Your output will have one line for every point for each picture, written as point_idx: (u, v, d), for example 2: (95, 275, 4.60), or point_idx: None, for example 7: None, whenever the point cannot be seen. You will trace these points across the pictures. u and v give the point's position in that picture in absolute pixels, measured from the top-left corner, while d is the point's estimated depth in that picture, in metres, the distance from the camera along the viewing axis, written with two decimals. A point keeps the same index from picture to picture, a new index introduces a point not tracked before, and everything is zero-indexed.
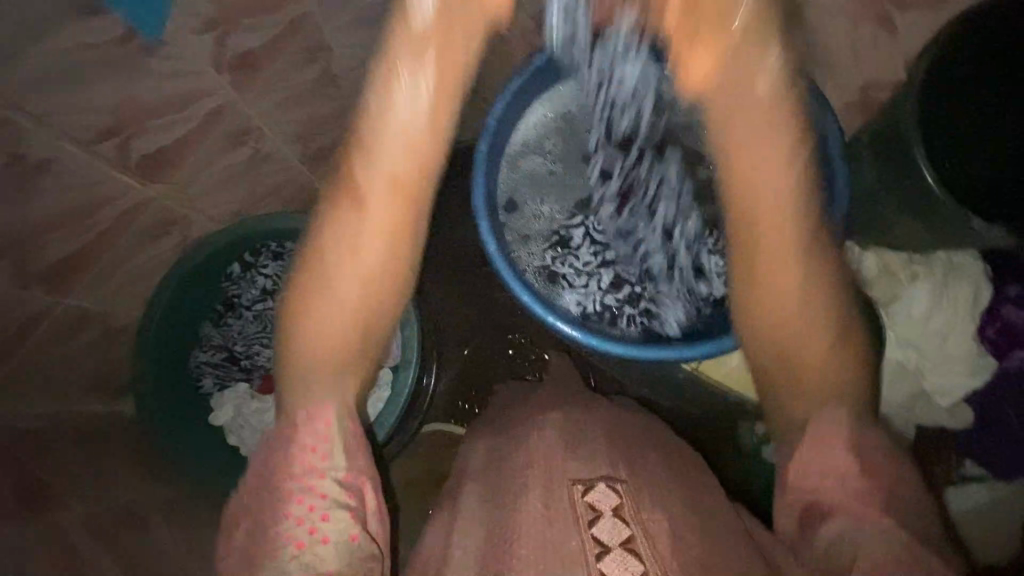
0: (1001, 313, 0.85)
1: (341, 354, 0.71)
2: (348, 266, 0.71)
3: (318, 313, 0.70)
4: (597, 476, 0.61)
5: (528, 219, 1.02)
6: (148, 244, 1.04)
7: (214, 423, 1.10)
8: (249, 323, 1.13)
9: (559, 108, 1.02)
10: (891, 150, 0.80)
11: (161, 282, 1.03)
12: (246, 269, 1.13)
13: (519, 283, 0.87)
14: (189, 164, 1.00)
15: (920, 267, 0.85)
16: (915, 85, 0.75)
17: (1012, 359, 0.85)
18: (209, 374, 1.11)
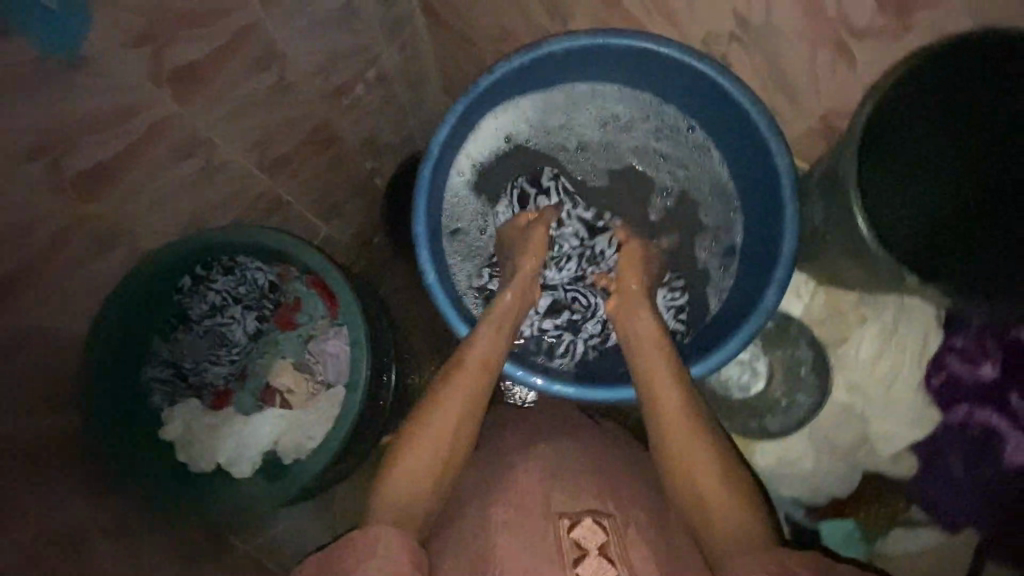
0: (946, 363, 0.91)
1: (418, 503, 0.70)
2: (446, 405, 0.76)
3: (411, 455, 0.73)
4: (585, 509, 0.67)
5: (470, 237, 1.01)
6: (91, 260, 1.00)
7: (165, 436, 1.09)
8: (197, 338, 1.12)
9: (512, 123, 1.00)
10: (831, 193, 0.76)
11: (104, 304, 0.99)
12: (197, 282, 1.11)
13: (456, 317, 0.88)
14: (131, 177, 0.96)
15: (870, 309, 0.93)
16: (857, 132, 0.70)
17: (954, 412, 0.92)
18: (159, 390, 1.10)
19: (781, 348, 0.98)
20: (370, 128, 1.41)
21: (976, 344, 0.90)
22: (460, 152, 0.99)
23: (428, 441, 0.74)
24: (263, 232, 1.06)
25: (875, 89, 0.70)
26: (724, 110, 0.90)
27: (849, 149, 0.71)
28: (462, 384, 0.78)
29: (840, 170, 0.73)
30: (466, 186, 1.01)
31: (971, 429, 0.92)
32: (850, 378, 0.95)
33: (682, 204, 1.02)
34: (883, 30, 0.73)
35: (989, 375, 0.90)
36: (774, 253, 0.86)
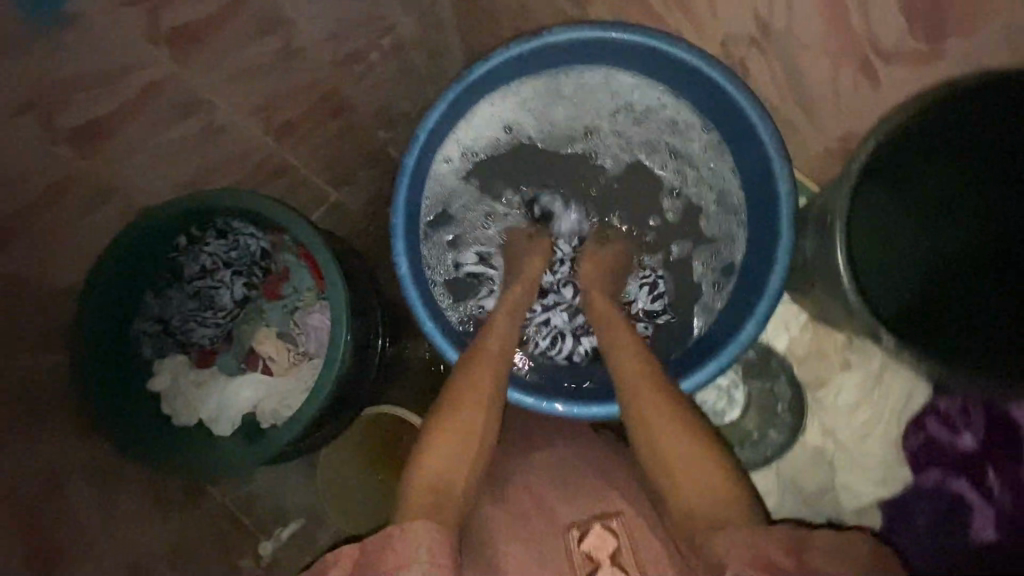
0: (927, 425, 0.92)
1: (450, 488, 0.71)
2: (463, 401, 0.78)
3: (432, 450, 0.74)
4: (595, 515, 0.74)
5: (456, 224, 1.01)
6: (87, 213, 1.03)
7: (151, 388, 1.12)
8: (186, 299, 1.15)
9: (513, 109, 0.98)
10: (822, 226, 0.72)
11: (101, 260, 1.02)
12: (191, 243, 1.14)
13: (426, 309, 0.88)
14: (126, 136, 0.99)
15: (854, 355, 0.93)
16: (855, 164, 0.66)
17: (928, 478, 0.92)
18: (148, 343, 1.14)
19: (760, 380, 0.99)
20: (386, 97, 1.34)
21: (959, 411, 0.91)
22: (451, 136, 0.97)
23: (451, 429, 0.76)
24: (251, 200, 1.05)
25: (875, 132, 0.65)
26: (731, 118, 0.85)
27: (842, 194, 0.67)
28: (476, 382, 0.80)
29: (829, 212, 0.69)
30: (456, 172, 0.99)
31: (944, 496, 0.91)
32: (825, 423, 0.96)
33: (686, 210, 0.98)
34: (911, 52, 0.65)
35: (968, 445, 0.90)
36: (763, 282, 0.82)
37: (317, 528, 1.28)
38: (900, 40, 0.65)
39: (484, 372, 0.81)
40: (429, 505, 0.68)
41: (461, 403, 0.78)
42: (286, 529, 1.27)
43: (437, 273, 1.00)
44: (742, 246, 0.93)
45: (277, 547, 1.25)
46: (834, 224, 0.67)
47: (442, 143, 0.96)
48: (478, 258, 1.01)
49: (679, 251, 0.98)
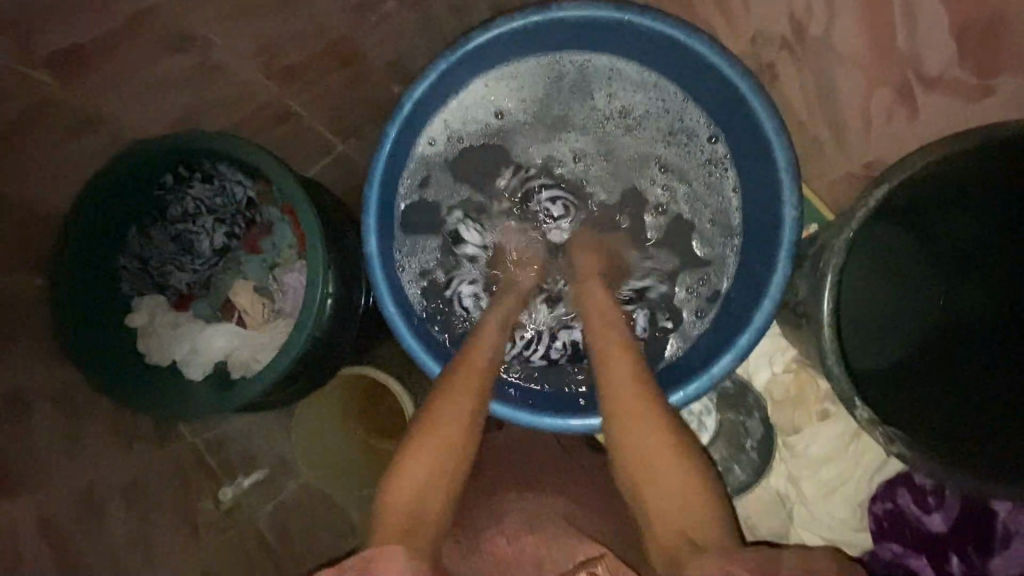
0: (896, 496, 0.84)
1: (433, 506, 0.66)
2: (445, 409, 0.72)
3: (411, 465, 0.68)
4: (580, 562, 0.68)
5: (434, 208, 0.96)
6: (73, 137, 1.05)
7: (128, 324, 1.11)
8: (166, 240, 1.13)
9: (507, 94, 0.93)
10: (817, 264, 0.65)
11: (84, 190, 0.99)
12: (177, 183, 1.11)
13: (389, 294, 0.84)
14: (113, 61, 1.06)
15: (835, 408, 0.85)
16: (864, 202, 0.59)
17: (885, 549, 0.84)
18: (127, 279, 1.12)
19: (732, 412, 0.90)
20: (404, 46, 1.19)
21: (935, 491, 0.83)
22: (436, 116, 0.93)
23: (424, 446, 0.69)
24: (236, 146, 0.99)
25: (891, 176, 0.58)
26: (743, 127, 0.79)
27: (840, 240, 0.60)
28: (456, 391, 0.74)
29: (825, 255, 0.62)
30: (438, 155, 0.95)
31: (899, 571, 0.84)
32: (792, 471, 0.87)
33: (676, 224, 0.92)
34: (953, 82, 0.60)
35: (934, 525, 0.84)
36: (746, 316, 0.75)
37: (282, 478, 1.27)
38: (946, 67, 0.60)
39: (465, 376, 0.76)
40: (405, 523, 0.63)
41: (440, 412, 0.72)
42: (249, 476, 1.25)
43: (409, 256, 0.95)
44: (734, 271, 0.88)
45: (239, 493, 1.23)
46: (825, 271, 0.61)
47: (426, 121, 0.91)
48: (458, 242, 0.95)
49: (653, 266, 0.92)
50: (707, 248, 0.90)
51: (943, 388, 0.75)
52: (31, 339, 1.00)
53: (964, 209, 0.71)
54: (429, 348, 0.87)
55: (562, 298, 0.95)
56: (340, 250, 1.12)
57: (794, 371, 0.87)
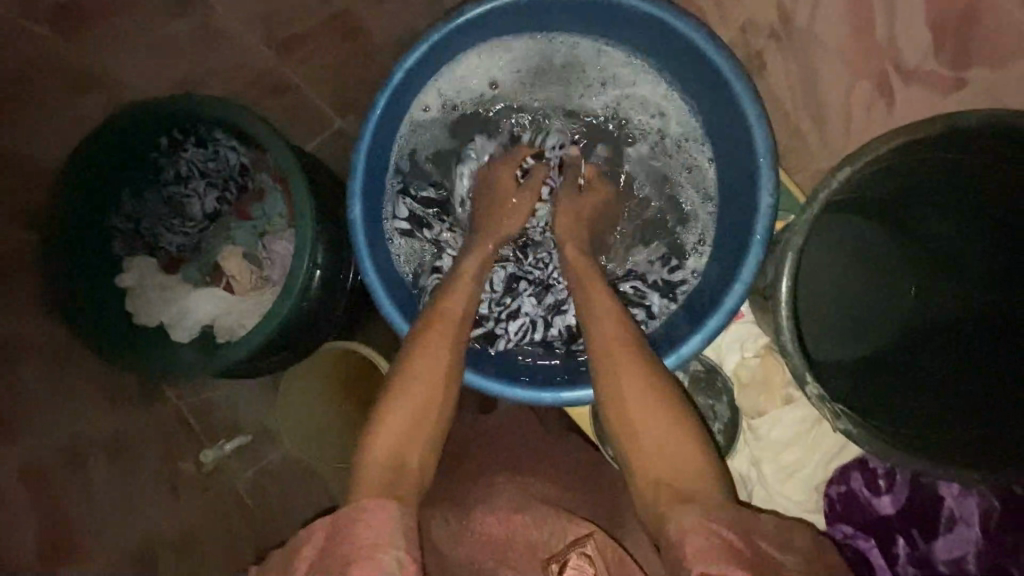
0: (850, 478, 0.80)
1: (405, 474, 0.68)
2: (407, 383, 0.74)
3: (382, 439, 0.70)
4: (571, 542, 0.73)
5: (408, 178, 0.96)
6: (71, 95, 1.07)
7: (120, 284, 1.12)
8: (159, 202, 1.14)
9: (497, 69, 0.93)
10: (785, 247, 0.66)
11: (80, 147, 1.00)
12: (172, 146, 1.12)
13: (368, 260, 0.84)
14: (116, 24, 1.09)
15: (801, 393, 0.80)
16: (830, 183, 0.59)
17: (835, 530, 0.80)
18: (119, 239, 1.13)
19: (704, 396, 0.85)
20: (405, 28, 1.18)
21: (887, 474, 0.80)
22: (430, 87, 0.93)
23: (405, 401, 0.73)
24: (230, 110, 1.00)
25: (857, 157, 0.58)
26: (726, 113, 0.80)
27: (803, 219, 0.60)
28: (427, 357, 0.76)
29: (789, 237, 0.63)
30: (429, 124, 0.95)
31: (848, 554, 0.80)
32: (755, 453, 0.81)
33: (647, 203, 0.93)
34: (929, 76, 0.64)
35: (884, 509, 0.80)
36: (719, 297, 0.76)
37: (266, 448, 1.29)
38: (923, 60, 0.63)
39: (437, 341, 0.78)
40: (388, 475, 0.67)
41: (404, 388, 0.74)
42: (231, 440, 1.26)
43: (393, 225, 0.95)
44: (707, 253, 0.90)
45: (221, 457, 1.25)
46: (787, 251, 0.61)
47: (419, 90, 0.91)
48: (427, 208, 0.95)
49: (655, 248, 0.93)
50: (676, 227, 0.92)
51: (942, 373, 0.75)
52: (21, 293, 1.02)
53: (953, 205, 0.73)
54: (406, 316, 0.87)
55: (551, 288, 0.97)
56: (329, 220, 1.12)
57: (760, 353, 0.82)
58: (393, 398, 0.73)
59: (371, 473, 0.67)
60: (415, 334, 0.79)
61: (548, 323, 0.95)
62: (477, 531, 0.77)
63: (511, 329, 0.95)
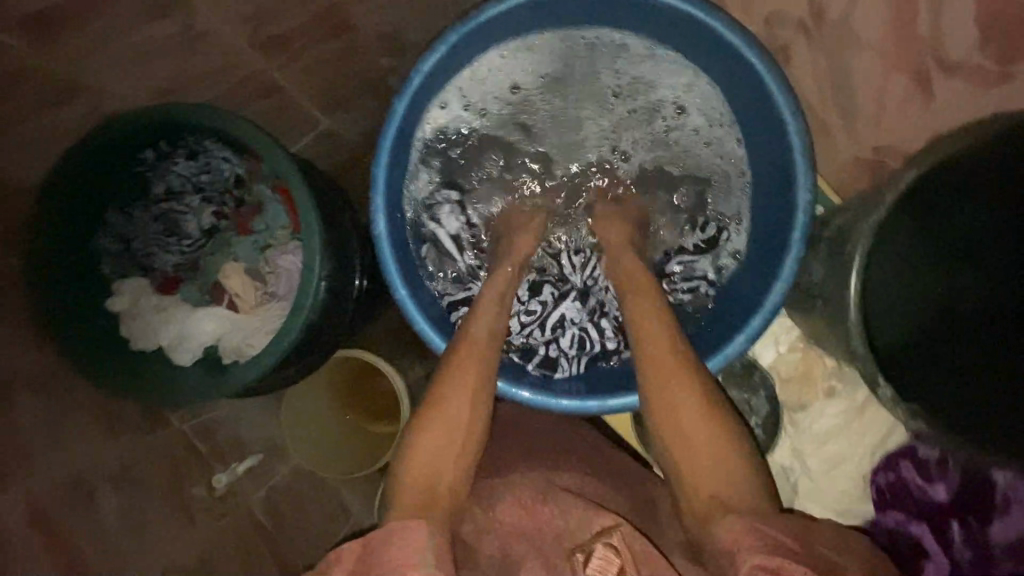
0: (898, 467, 0.82)
1: (442, 490, 0.66)
2: (441, 399, 0.71)
3: (417, 453, 0.68)
4: (596, 533, 0.64)
5: (439, 180, 0.95)
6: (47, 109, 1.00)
7: (111, 308, 1.04)
8: (151, 220, 1.07)
9: (519, 68, 0.91)
10: (842, 245, 0.66)
11: (57, 166, 0.93)
12: (160, 159, 1.05)
13: (400, 276, 0.81)
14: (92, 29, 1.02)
15: (842, 385, 0.83)
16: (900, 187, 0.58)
17: (888, 517, 0.83)
18: (108, 262, 1.06)
19: (738, 390, 0.87)
20: (398, 22, 1.12)
21: (938, 461, 0.82)
22: (452, 85, 0.90)
23: (437, 423, 0.69)
24: (225, 120, 0.92)
25: (923, 160, 0.58)
26: (758, 107, 0.79)
27: (869, 223, 0.60)
28: (464, 370, 0.73)
29: (854, 239, 0.62)
30: (454, 121, 0.92)
31: (899, 540, 0.82)
32: (797, 445, 0.84)
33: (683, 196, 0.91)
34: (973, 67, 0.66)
35: (937, 495, 0.82)
36: (760, 296, 0.77)
37: (276, 462, 1.21)
38: (968, 52, 0.66)
39: (470, 356, 0.74)
40: (421, 500, 0.64)
41: (441, 403, 0.71)
42: (243, 462, 1.18)
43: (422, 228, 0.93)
44: (746, 231, 0.89)
45: (233, 480, 1.17)
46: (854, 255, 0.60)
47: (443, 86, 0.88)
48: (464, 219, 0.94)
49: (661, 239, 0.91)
50: (715, 224, 0.91)
51: None
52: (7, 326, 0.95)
53: (945, 223, 0.65)
54: (440, 328, 0.85)
55: (594, 290, 0.94)
56: (334, 230, 1.04)
57: (798, 347, 0.85)
58: (424, 419, 0.70)
59: (409, 495, 0.65)
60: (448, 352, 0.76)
61: (592, 328, 0.93)
62: (501, 522, 0.72)
63: (561, 344, 0.93)
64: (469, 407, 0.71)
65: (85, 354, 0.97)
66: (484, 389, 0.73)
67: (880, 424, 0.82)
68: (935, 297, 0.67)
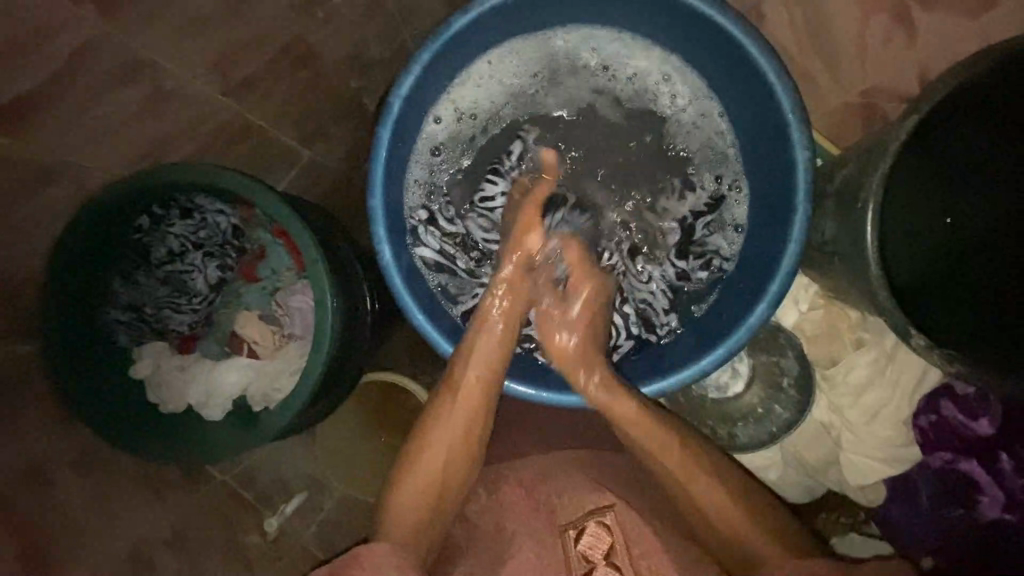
0: (939, 407, 0.83)
1: (424, 526, 0.71)
2: (428, 455, 0.74)
3: (400, 501, 0.72)
4: (587, 512, 0.67)
5: (430, 191, 0.91)
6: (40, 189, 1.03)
7: (136, 376, 1.06)
8: (157, 284, 1.08)
9: (501, 72, 0.90)
10: (852, 201, 0.67)
11: (53, 248, 0.93)
12: (155, 223, 1.06)
13: (415, 302, 0.81)
14: None
15: (869, 334, 0.85)
16: (905, 128, 0.59)
17: (936, 458, 0.84)
18: (122, 332, 1.06)
19: (766, 354, 0.91)
20: (355, 45, 1.12)
21: (977, 396, 0.82)
22: (440, 99, 0.89)
23: (428, 462, 0.74)
24: (214, 174, 0.92)
25: (921, 103, 0.59)
26: (743, 72, 0.78)
27: (876, 177, 0.61)
28: (450, 424, 0.75)
29: (864, 192, 0.63)
30: (445, 133, 0.91)
31: (951, 477, 0.83)
32: (833, 401, 0.87)
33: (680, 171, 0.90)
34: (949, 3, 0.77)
35: (983, 430, 0.83)
36: (774, 260, 0.76)
37: (321, 494, 1.20)
38: None
39: (460, 415, 0.75)
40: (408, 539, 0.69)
41: (425, 455, 0.74)
42: (290, 501, 1.20)
43: (417, 244, 0.90)
44: (746, 199, 0.87)
45: (284, 521, 1.19)
46: (867, 205, 0.62)
47: (427, 102, 0.87)
48: (459, 227, 0.91)
49: (666, 209, 0.90)
50: (721, 193, 0.88)
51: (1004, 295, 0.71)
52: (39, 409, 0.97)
53: (943, 161, 0.71)
54: (463, 346, 0.84)
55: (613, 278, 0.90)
56: (341, 266, 1.03)
57: (820, 303, 0.88)
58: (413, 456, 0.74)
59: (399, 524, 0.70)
60: (434, 400, 0.77)
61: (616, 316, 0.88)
62: (508, 503, 0.71)
63: None
64: (454, 456, 0.74)
65: (114, 426, 0.97)
66: (473, 444, 0.75)
67: (914, 365, 0.83)
68: (962, 239, 0.74)
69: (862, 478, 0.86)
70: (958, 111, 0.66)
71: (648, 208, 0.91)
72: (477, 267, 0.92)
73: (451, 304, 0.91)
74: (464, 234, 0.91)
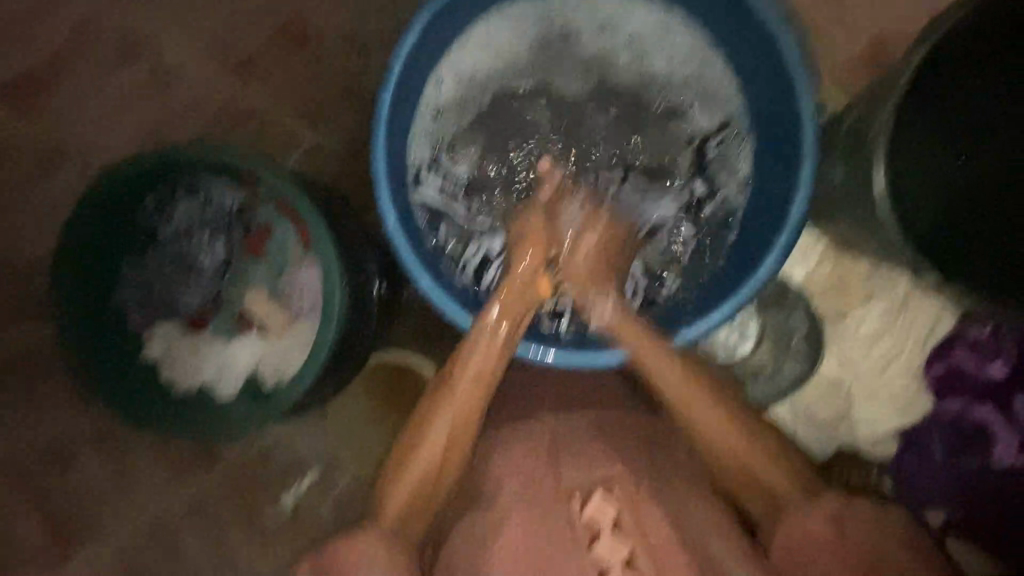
0: (951, 353, 0.85)
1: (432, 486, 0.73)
2: (425, 449, 0.73)
3: (395, 484, 0.73)
4: (597, 483, 0.67)
5: (433, 148, 0.90)
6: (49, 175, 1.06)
7: (147, 356, 1.06)
8: (165, 263, 1.09)
9: (501, 35, 0.89)
10: (855, 154, 0.70)
11: (64, 229, 0.95)
12: (161, 203, 1.07)
13: (420, 264, 0.80)
14: (80, 92, 1.07)
15: (879, 286, 0.86)
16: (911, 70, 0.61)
17: (948, 406, 0.86)
18: (132, 314, 1.07)
19: (774, 313, 0.90)
20: (355, 17, 1.09)
21: (988, 340, 0.84)
22: (441, 60, 0.88)
23: (430, 446, 0.74)
24: (215, 152, 0.92)
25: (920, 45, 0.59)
26: (745, 20, 0.78)
27: (883, 118, 0.63)
28: (451, 408, 0.75)
29: (869, 136, 0.65)
30: (446, 94, 0.90)
31: (965, 424, 0.85)
32: (843, 353, 0.87)
33: (680, 121, 0.88)
34: None
35: (995, 374, 0.84)
36: (781, 212, 0.77)
37: (335, 476, 1.16)
38: None
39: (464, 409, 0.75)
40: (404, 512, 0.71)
41: (424, 446, 0.74)
42: (305, 479, 1.15)
43: (417, 188, 0.89)
44: (751, 155, 0.86)
45: (300, 498, 1.15)
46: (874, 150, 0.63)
47: (430, 61, 0.87)
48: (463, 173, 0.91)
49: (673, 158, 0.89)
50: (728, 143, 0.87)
51: (1002, 242, 0.74)
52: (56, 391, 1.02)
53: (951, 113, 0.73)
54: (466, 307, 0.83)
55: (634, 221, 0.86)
56: (351, 238, 1.03)
57: (829, 260, 0.88)
58: (412, 452, 0.74)
59: (401, 505, 0.71)
60: (433, 394, 0.77)
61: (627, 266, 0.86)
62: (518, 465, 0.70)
63: None
64: (451, 439, 0.74)
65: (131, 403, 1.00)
66: (471, 432, 0.75)
67: (922, 315, 0.85)
68: (953, 191, 0.75)
69: (873, 430, 0.87)
70: (959, 53, 0.68)
71: (658, 159, 0.89)
72: (476, 212, 0.90)
73: (456, 263, 0.89)
74: (468, 182, 0.91)
